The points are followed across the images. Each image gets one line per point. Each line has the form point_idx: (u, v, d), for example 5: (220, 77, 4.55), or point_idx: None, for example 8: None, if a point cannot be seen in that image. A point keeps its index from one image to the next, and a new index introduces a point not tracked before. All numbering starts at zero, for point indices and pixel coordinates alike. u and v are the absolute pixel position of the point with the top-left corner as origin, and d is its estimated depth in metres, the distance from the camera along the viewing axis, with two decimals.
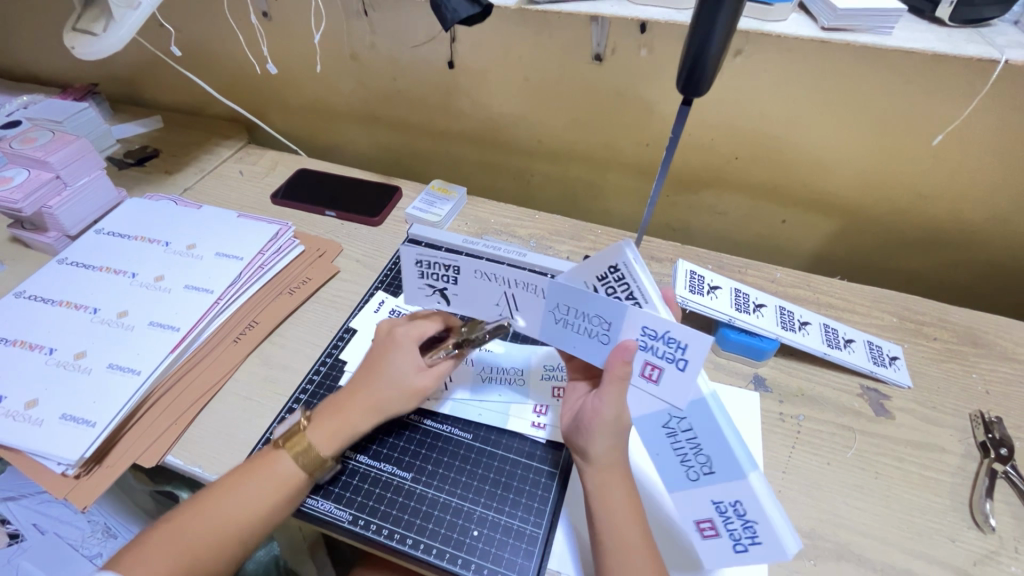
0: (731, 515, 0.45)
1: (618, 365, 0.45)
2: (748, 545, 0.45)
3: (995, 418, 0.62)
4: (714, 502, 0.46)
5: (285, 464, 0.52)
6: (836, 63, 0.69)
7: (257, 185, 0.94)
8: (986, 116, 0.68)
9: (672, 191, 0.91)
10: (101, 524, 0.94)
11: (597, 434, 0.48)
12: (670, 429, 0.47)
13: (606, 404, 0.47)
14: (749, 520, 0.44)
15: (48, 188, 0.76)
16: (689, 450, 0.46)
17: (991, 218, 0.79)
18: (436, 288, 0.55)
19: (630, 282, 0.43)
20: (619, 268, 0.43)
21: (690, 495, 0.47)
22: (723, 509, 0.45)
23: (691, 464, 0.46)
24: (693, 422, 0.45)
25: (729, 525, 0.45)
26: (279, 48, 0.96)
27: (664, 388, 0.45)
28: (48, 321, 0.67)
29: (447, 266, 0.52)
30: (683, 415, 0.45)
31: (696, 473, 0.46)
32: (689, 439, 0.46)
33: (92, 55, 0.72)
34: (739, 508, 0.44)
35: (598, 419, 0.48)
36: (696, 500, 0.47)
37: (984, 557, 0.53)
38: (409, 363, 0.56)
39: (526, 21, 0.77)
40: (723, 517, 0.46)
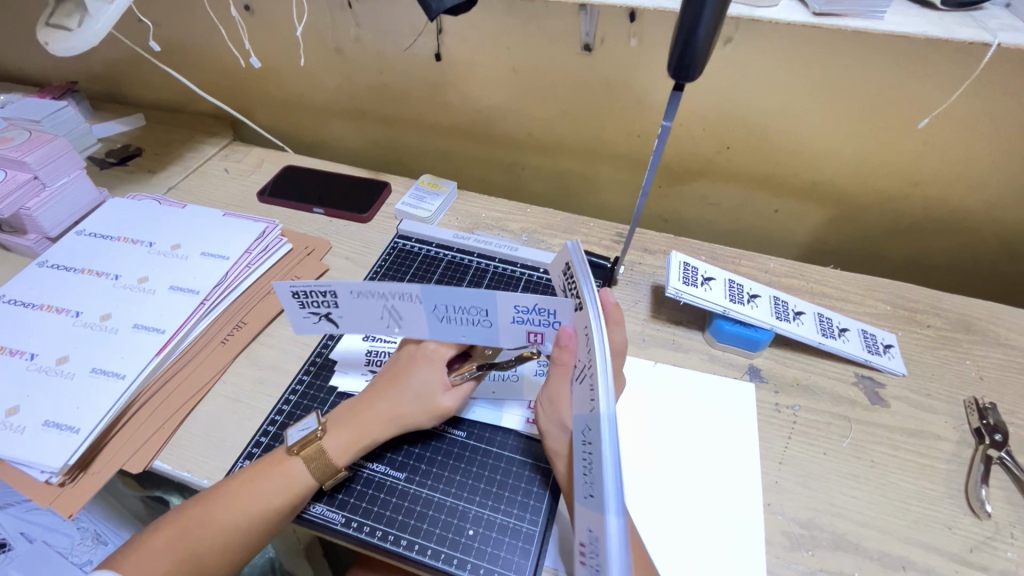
0: (594, 546, 0.40)
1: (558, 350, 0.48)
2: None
3: (990, 404, 0.62)
4: (588, 530, 0.41)
5: (296, 470, 0.52)
6: (828, 49, 0.68)
7: (243, 183, 0.92)
8: (977, 101, 0.68)
9: (663, 182, 0.91)
10: (90, 530, 0.91)
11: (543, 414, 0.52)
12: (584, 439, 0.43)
13: (548, 389, 0.50)
14: (597, 554, 0.40)
15: (26, 189, 0.74)
16: (587, 467, 0.42)
17: (982, 204, 0.79)
18: (322, 314, 0.57)
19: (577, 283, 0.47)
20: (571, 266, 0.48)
21: (579, 513, 0.43)
22: (592, 539, 0.41)
23: (585, 481, 0.42)
24: (592, 438, 0.41)
25: (593, 556, 0.41)
26: (261, 42, 0.94)
27: (581, 394, 0.44)
28: (29, 325, 0.65)
29: (324, 291, 0.55)
30: (589, 428, 0.42)
31: (586, 492, 0.42)
32: (588, 457, 0.42)
33: (63, 52, 0.69)
34: (597, 540, 0.40)
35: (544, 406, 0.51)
36: (582, 520, 0.43)
37: (980, 544, 0.53)
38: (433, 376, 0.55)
39: (512, 11, 0.76)
40: (591, 548, 0.41)
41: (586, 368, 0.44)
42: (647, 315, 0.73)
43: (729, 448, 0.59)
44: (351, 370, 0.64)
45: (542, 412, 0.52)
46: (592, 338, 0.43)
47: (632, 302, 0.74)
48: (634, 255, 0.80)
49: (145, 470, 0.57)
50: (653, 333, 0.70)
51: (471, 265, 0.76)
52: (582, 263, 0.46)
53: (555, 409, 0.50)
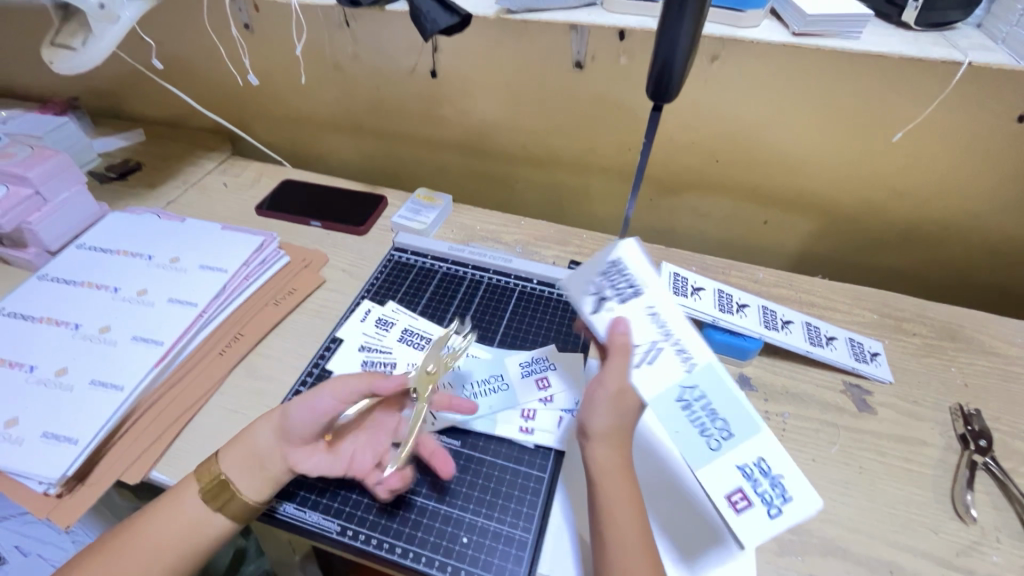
0: (766, 473, 0.47)
1: (617, 335, 0.48)
2: (779, 505, 0.47)
3: (974, 410, 0.64)
4: (739, 467, 0.47)
5: (189, 496, 0.51)
6: (809, 67, 0.70)
7: (241, 197, 0.94)
8: (955, 116, 0.70)
9: (655, 194, 0.93)
10: (83, 545, 0.88)
11: (599, 408, 0.46)
12: (684, 401, 0.47)
13: (610, 376, 0.47)
14: (776, 474, 0.47)
15: (28, 204, 0.76)
16: (707, 419, 0.48)
17: (966, 214, 0.81)
18: None
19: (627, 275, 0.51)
20: (619, 262, 0.52)
21: (707, 471, 0.48)
22: (747, 472, 0.47)
23: (709, 435, 0.48)
24: (703, 389, 0.47)
25: (758, 488, 0.47)
26: (261, 60, 0.96)
27: (662, 365, 0.48)
28: (29, 338, 0.66)
29: None
30: (692, 385, 0.47)
31: (716, 442, 0.48)
32: (704, 407, 0.48)
33: (69, 70, 0.72)
34: (764, 467, 0.47)
35: (603, 393, 0.46)
36: (714, 471, 0.48)
37: (967, 548, 0.54)
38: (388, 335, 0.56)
39: (505, 30, 0.78)
40: (749, 483, 0.47)
41: (662, 341, 0.48)
42: None
43: None
44: None
45: (593, 404, 0.47)
46: (660, 313, 0.49)
47: None
48: None
49: (142, 481, 0.58)
50: None
51: (465, 277, 0.78)
52: (646, 258, 0.52)
53: (618, 396, 0.46)
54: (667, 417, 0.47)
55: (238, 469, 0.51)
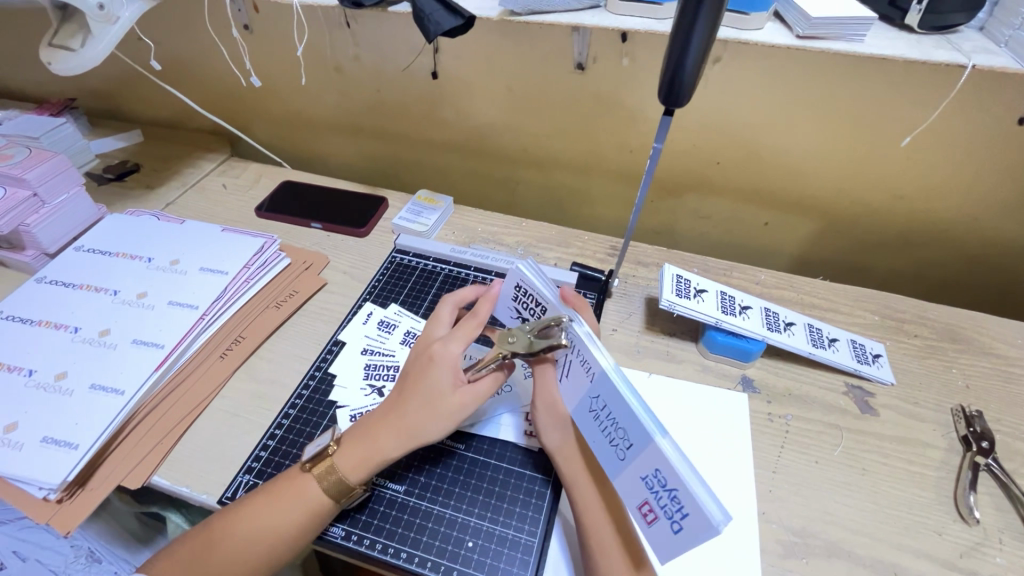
0: (664, 486, 0.40)
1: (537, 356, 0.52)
2: (681, 521, 0.39)
3: (976, 412, 0.64)
4: (643, 480, 0.42)
5: (308, 489, 0.51)
6: (811, 70, 0.70)
7: (241, 199, 0.93)
8: (956, 118, 0.71)
9: (656, 196, 0.93)
10: (84, 548, 0.85)
11: (544, 424, 0.53)
12: (594, 411, 0.46)
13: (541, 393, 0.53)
14: (671, 488, 0.39)
15: (26, 207, 0.75)
16: (610, 426, 0.44)
17: (966, 216, 0.81)
18: None
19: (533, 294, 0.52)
20: (520, 285, 0.53)
21: (626, 481, 0.44)
22: (652, 484, 0.41)
23: (617, 444, 0.44)
24: (604, 399, 0.44)
25: (660, 501, 0.40)
26: (260, 60, 0.95)
27: (575, 376, 0.48)
28: (28, 342, 0.65)
29: None
30: (597, 394, 0.45)
31: (622, 451, 0.43)
32: (607, 416, 0.45)
33: (67, 72, 0.71)
34: (661, 479, 0.40)
35: (540, 412, 0.53)
36: (631, 481, 0.43)
37: (970, 550, 0.54)
38: (443, 377, 0.52)
39: (507, 32, 0.78)
40: (654, 495, 0.41)
41: (568, 352, 0.49)
42: (642, 327, 0.74)
43: (722, 459, 0.60)
44: (350, 385, 0.65)
45: (540, 423, 0.53)
46: (564, 324, 0.48)
47: (628, 314, 0.75)
48: (628, 268, 0.82)
49: (143, 486, 0.57)
50: (648, 345, 0.72)
51: (468, 279, 0.78)
52: (535, 274, 0.52)
53: (553, 412, 0.52)
54: (585, 429, 0.48)
55: (292, 511, 0.50)
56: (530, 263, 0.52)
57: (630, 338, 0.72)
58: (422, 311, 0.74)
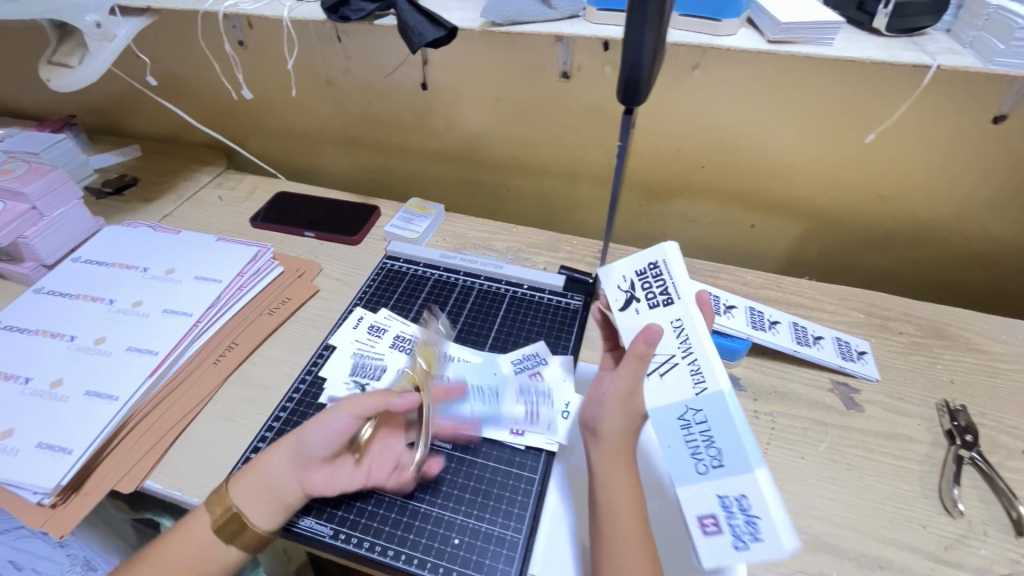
0: (686, 352, 0.47)
1: (639, 345, 0.47)
2: (748, 543, 0.41)
3: (960, 406, 0.64)
4: (718, 497, 0.43)
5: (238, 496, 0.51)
6: (786, 73, 0.73)
7: (236, 210, 0.95)
8: (930, 117, 0.72)
9: (643, 201, 0.94)
10: (79, 557, 0.83)
11: (610, 410, 0.47)
12: (685, 421, 0.45)
13: (620, 379, 0.47)
14: (665, 295, 0.50)
15: (25, 219, 0.77)
16: (701, 442, 0.44)
17: (947, 215, 0.83)
18: None
19: (666, 279, 0.50)
20: (659, 264, 0.51)
21: (695, 490, 0.44)
22: (727, 504, 0.42)
23: (700, 457, 0.44)
24: (707, 414, 0.44)
25: (731, 520, 0.42)
26: (255, 76, 0.98)
27: (674, 379, 0.47)
28: (25, 351, 0.66)
29: None
30: (697, 408, 0.45)
31: (705, 466, 0.44)
32: (703, 431, 0.44)
33: (66, 88, 0.73)
34: (743, 504, 0.42)
35: (613, 395, 0.47)
36: (700, 494, 0.43)
37: (955, 542, 0.54)
38: (337, 420, 0.52)
39: (492, 41, 0.80)
40: (726, 513, 0.42)
41: (680, 356, 0.47)
42: None
43: None
44: (339, 388, 0.66)
45: (605, 402, 0.48)
46: (687, 327, 0.48)
47: None
48: None
49: (136, 490, 0.58)
50: None
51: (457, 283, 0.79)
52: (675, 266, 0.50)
53: (626, 400, 0.47)
54: (662, 431, 0.46)
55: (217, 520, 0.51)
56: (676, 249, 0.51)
57: None
58: (411, 315, 0.74)
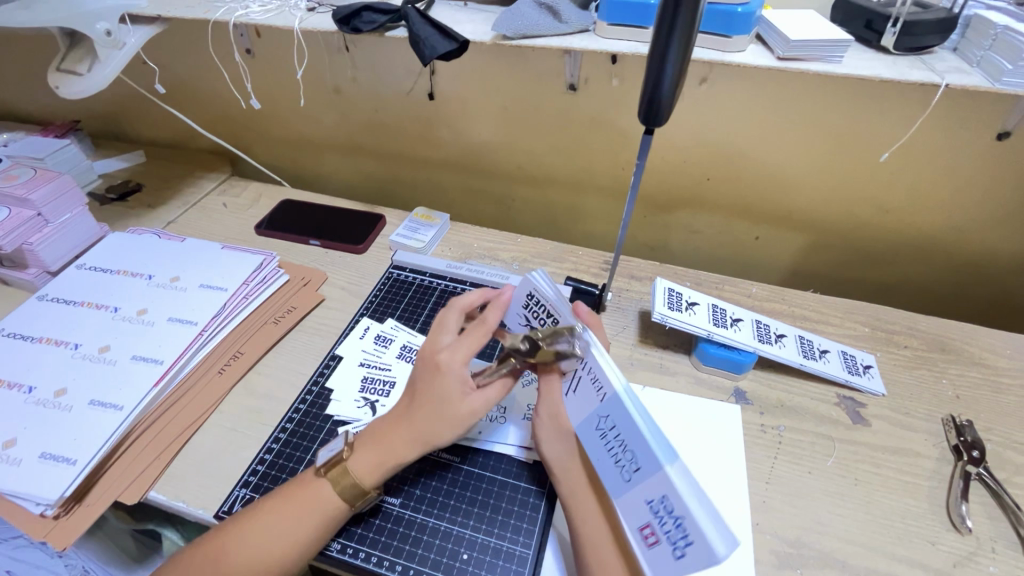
0: (583, 366, 0.49)
1: (543, 366, 0.53)
2: (683, 550, 0.38)
3: (966, 421, 0.64)
4: (648, 503, 0.41)
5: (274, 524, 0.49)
6: (793, 88, 0.73)
7: (241, 217, 0.95)
8: (935, 133, 0.73)
9: (648, 212, 0.95)
10: (78, 567, 0.82)
11: (546, 437, 0.53)
12: (601, 429, 0.46)
13: (544, 407, 0.53)
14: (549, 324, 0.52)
15: (30, 225, 0.77)
16: (618, 447, 0.44)
17: (950, 229, 0.83)
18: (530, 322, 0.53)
19: (547, 305, 0.51)
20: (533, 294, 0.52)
21: (630, 502, 0.43)
22: (657, 510, 0.40)
23: (622, 464, 0.44)
24: (614, 419, 0.45)
25: (664, 528, 0.40)
26: (262, 84, 0.98)
27: (583, 392, 0.49)
28: (29, 359, 0.66)
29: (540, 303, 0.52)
30: (607, 414, 0.46)
31: (628, 473, 0.43)
32: (615, 436, 0.45)
33: (75, 95, 0.73)
34: (667, 506, 0.39)
35: (544, 422, 0.53)
36: (631, 505, 0.43)
37: (963, 559, 0.54)
38: (454, 383, 0.52)
39: (500, 53, 0.81)
40: (659, 520, 0.40)
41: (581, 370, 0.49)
42: (636, 340, 0.75)
43: (712, 470, 0.60)
44: (345, 398, 0.65)
45: (543, 435, 0.53)
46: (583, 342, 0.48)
47: (621, 328, 0.76)
48: (622, 282, 0.83)
49: (140, 501, 0.58)
50: (643, 358, 0.73)
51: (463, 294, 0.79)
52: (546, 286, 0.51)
53: (556, 424, 0.52)
54: (591, 445, 0.48)
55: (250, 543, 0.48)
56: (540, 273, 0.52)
57: (624, 352, 0.73)
58: (418, 326, 0.74)
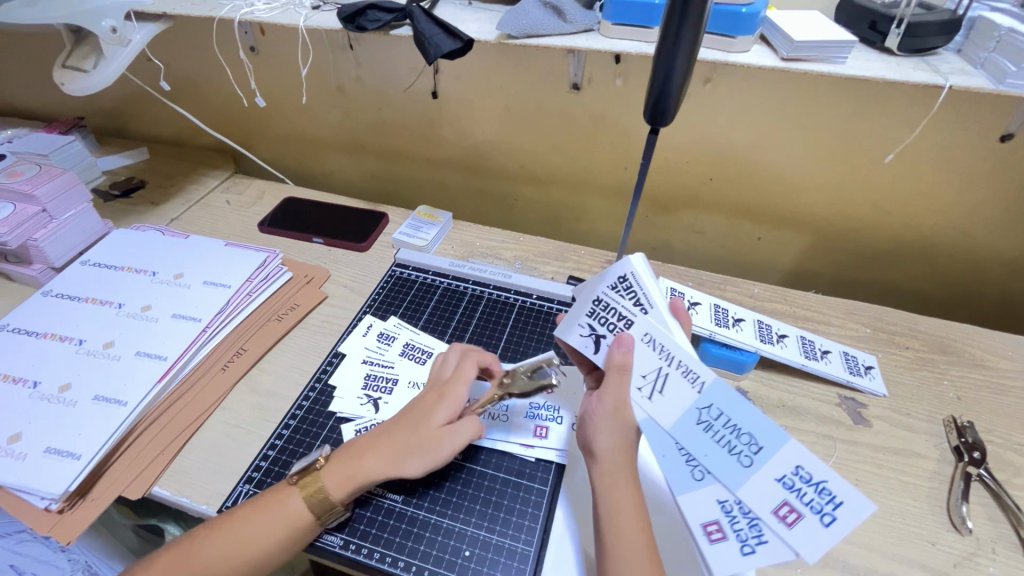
0: (671, 361, 0.46)
1: (616, 353, 0.48)
2: (755, 546, 0.43)
3: (968, 423, 0.64)
4: (719, 501, 0.44)
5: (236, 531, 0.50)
6: (796, 89, 0.73)
7: (245, 214, 0.95)
8: (938, 135, 0.73)
9: (650, 212, 0.95)
10: (81, 562, 0.82)
11: (598, 429, 0.47)
12: (703, 422, 0.45)
13: (606, 394, 0.47)
14: (647, 332, 0.48)
15: (35, 221, 0.77)
16: (730, 437, 0.44)
17: (953, 231, 0.83)
18: (596, 331, 0.51)
19: (636, 290, 0.50)
20: (627, 277, 0.50)
21: (694, 497, 0.45)
22: (729, 509, 0.44)
23: (695, 462, 0.45)
24: (721, 408, 0.44)
25: (736, 525, 0.44)
26: (267, 82, 0.98)
27: (673, 389, 0.46)
28: (34, 354, 0.66)
29: (624, 317, 0.50)
30: (707, 405, 0.45)
31: (701, 471, 0.45)
32: (723, 425, 0.44)
33: (80, 92, 0.73)
34: (743, 505, 0.44)
35: (600, 413, 0.47)
36: (700, 502, 0.45)
37: (964, 559, 0.54)
38: (441, 412, 0.55)
39: (504, 53, 0.81)
40: (729, 518, 0.44)
41: (667, 365, 0.47)
42: None
43: None
44: (348, 395, 0.66)
45: (594, 424, 0.48)
46: (659, 337, 0.47)
47: None
48: None
49: (144, 496, 0.58)
50: None
51: (466, 292, 0.79)
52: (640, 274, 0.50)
53: (617, 415, 0.47)
54: (657, 441, 0.46)
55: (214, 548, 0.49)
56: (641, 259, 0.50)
57: None
58: (421, 324, 0.75)
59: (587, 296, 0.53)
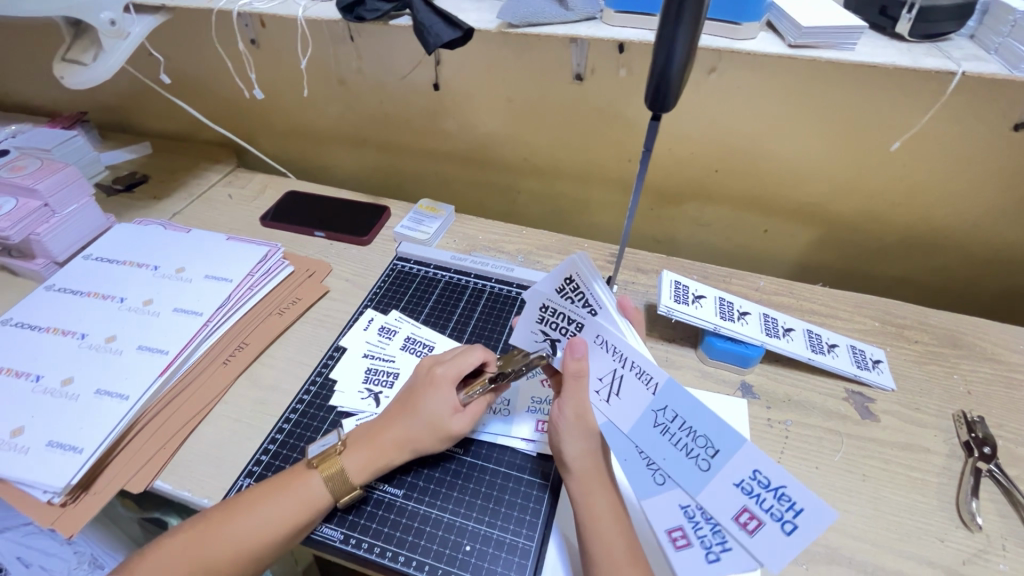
0: (625, 363, 0.47)
1: (570, 362, 0.49)
2: (718, 552, 0.44)
3: (978, 417, 0.63)
4: (682, 507, 0.46)
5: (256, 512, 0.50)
6: (805, 78, 0.72)
7: (247, 209, 0.95)
8: (949, 123, 0.72)
9: (654, 204, 0.94)
10: (86, 555, 0.83)
11: (569, 435, 0.50)
12: (661, 425, 0.46)
13: (568, 404, 0.50)
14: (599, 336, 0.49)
15: (37, 215, 0.77)
16: (686, 439, 0.44)
17: (963, 223, 0.82)
18: (551, 337, 0.53)
19: (584, 290, 0.49)
20: (573, 278, 0.49)
21: (660, 503, 0.47)
22: (692, 514, 0.45)
23: (654, 468, 0.47)
24: (673, 409, 0.45)
25: (698, 532, 0.45)
26: (267, 74, 0.98)
27: (629, 393, 0.47)
28: (37, 348, 0.66)
29: (573, 320, 0.51)
30: (662, 407, 0.46)
31: (661, 477, 0.47)
32: (676, 427, 0.45)
33: (80, 85, 0.73)
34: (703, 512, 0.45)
35: (567, 420, 0.50)
36: (665, 506, 0.47)
37: (973, 556, 0.53)
38: (441, 400, 0.55)
39: (506, 43, 0.80)
40: (692, 525, 0.45)
41: (622, 367, 0.48)
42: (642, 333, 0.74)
43: None
44: (349, 389, 0.65)
45: (563, 432, 0.51)
46: (608, 339, 0.48)
47: None
48: (628, 275, 0.82)
49: (146, 490, 0.58)
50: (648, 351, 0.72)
51: (468, 285, 0.79)
52: (590, 274, 0.48)
53: (582, 421, 0.50)
54: (620, 445, 0.49)
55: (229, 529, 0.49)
56: (586, 256, 0.47)
57: None
58: (422, 317, 0.74)
59: (531, 304, 0.54)
